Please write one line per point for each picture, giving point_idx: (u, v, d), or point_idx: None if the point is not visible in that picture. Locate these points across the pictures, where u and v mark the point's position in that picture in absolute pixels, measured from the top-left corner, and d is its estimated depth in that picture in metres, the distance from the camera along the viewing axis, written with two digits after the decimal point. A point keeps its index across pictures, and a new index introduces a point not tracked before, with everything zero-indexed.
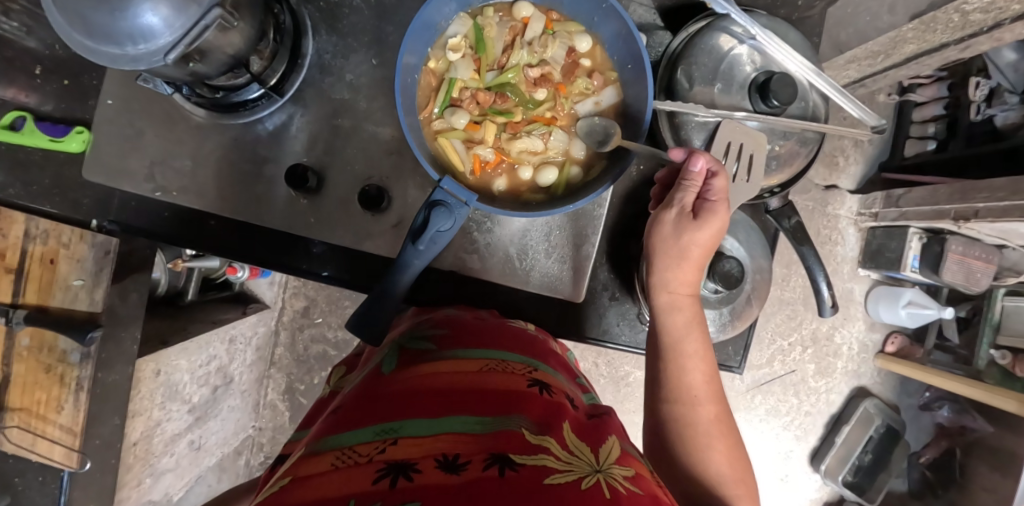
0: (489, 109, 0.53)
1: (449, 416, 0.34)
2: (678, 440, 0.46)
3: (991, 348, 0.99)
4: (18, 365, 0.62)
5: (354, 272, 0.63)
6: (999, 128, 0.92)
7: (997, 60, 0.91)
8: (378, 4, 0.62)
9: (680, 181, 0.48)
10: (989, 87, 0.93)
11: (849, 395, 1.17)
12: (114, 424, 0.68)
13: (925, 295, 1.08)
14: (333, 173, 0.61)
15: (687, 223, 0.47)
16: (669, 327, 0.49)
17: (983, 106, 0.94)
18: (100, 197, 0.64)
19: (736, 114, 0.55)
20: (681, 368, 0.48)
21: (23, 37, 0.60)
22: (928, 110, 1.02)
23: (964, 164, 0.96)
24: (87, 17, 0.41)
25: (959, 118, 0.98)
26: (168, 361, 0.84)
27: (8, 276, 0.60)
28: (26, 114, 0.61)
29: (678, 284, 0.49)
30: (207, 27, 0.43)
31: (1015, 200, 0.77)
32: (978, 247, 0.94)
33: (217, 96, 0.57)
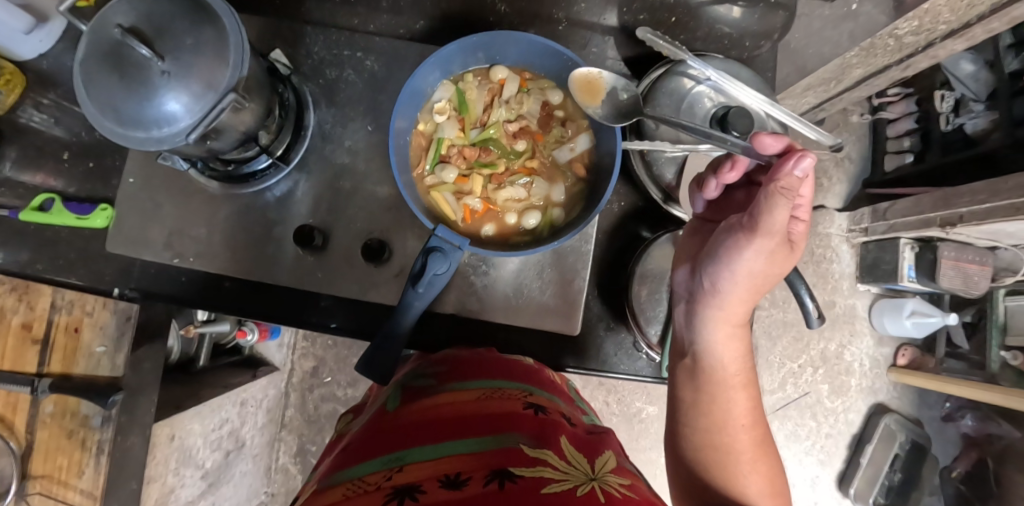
0: (475, 163, 0.58)
1: (451, 441, 0.36)
2: (716, 462, 0.49)
3: (1001, 350, 1.00)
4: (41, 430, 0.64)
5: (361, 321, 0.66)
6: (970, 135, 0.97)
7: (957, 72, 0.95)
8: (370, 76, 0.68)
9: (772, 196, 0.42)
10: (954, 99, 0.98)
11: (868, 412, 1.17)
12: (133, 489, 0.65)
13: (927, 303, 1.09)
14: (338, 231, 0.65)
15: (778, 251, 0.47)
16: (716, 354, 0.51)
17: (951, 116, 0.99)
18: (122, 268, 0.69)
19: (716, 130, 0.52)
20: (724, 394, 0.50)
21: (50, 127, 0.69)
22: (901, 126, 1.07)
23: (947, 172, 1.00)
24: (120, 108, 0.48)
25: (931, 129, 1.02)
26: (183, 426, 0.85)
27: (36, 346, 0.64)
28: (55, 196, 0.67)
29: (739, 314, 0.50)
30: (224, 110, 0.49)
31: (996, 200, 0.81)
32: (971, 250, 0.97)
33: (229, 169, 0.62)
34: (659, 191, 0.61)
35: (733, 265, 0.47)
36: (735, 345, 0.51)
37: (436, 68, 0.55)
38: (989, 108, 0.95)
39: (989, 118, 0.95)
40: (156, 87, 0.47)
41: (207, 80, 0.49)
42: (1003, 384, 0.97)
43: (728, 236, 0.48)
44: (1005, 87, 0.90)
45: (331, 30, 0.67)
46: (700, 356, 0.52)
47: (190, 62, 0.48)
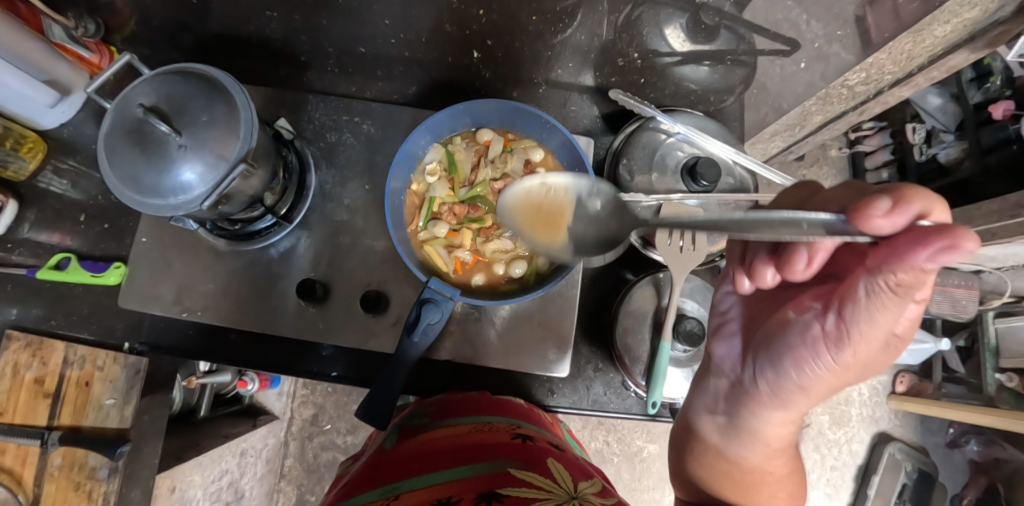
0: (464, 219, 0.63)
1: (443, 469, 0.39)
2: (734, 484, 0.59)
3: (996, 373, 1.02)
4: (49, 485, 0.65)
5: (361, 370, 0.69)
6: (943, 164, 0.99)
7: (925, 106, 0.99)
8: (367, 139, 0.73)
9: (887, 294, 0.39)
10: (925, 131, 1.01)
11: (872, 442, 1.18)
12: None
13: (921, 329, 1.10)
14: (338, 283, 0.69)
15: (880, 351, 0.43)
16: (763, 424, 0.55)
17: (924, 147, 1.02)
18: (132, 322, 0.73)
19: (772, 214, 0.35)
20: (754, 443, 0.57)
21: (69, 191, 0.75)
22: (877, 158, 1.13)
23: None
24: (139, 179, 0.52)
25: (907, 160, 1.06)
26: (184, 477, 0.87)
27: (46, 401, 0.66)
28: (70, 255, 0.71)
29: (800, 403, 0.51)
30: (234, 177, 0.54)
31: (974, 226, 0.83)
32: (955, 275, 0.99)
33: (236, 228, 0.67)
34: (636, 237, 0.66)
35: (805, 366, 0.47)
36: (786, 421, 0.54)
37: (426, 134, 0.60)
38: (959, 138, 0.97)
39: (960, 147, 0.97)
40: (173, 159, 0.52)
41: (220, 151, 0.54)
42: (1001, 407, 0.98)
43: (808, 336, 0.46)
44: (970, 118, 0.93)
45: (330, 97, 0.73)
46: (732, 415, 0.57)
47: (203, 135, 0.53)
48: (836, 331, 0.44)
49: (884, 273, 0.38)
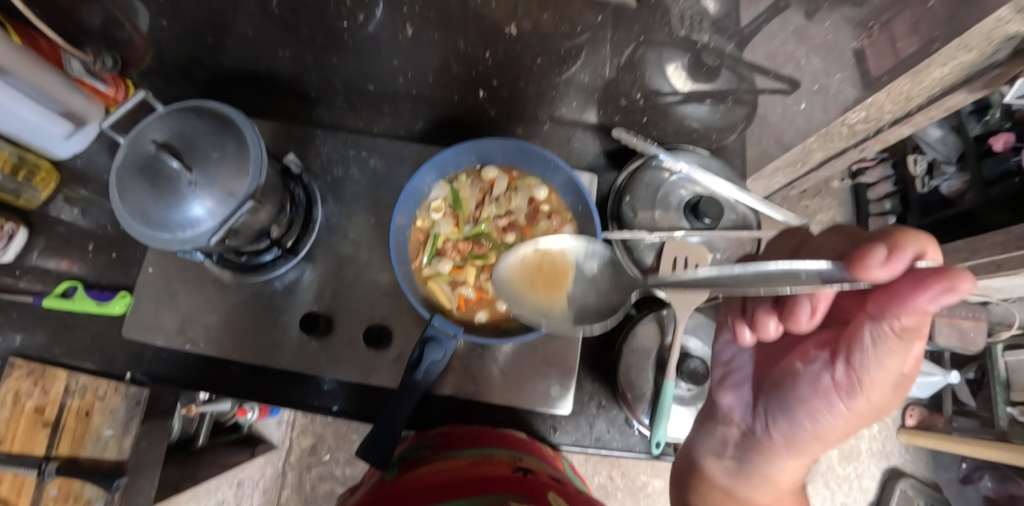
0: (468, 255, 0.63)
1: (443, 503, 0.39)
2: None
3: (1007, 406, 0.98)
4: None
5: (362, 405, 0.69)
6: (946, 196, 1.00)
7: (926, 138, 0.97)
8: (373, 173, 0.74)
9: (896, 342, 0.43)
10: (926, 163, 1.02)
11: (881, 478, 1.15)
12: None
13: (930, 361, 1.08)
14: (341, 317, 0.69)
15: (892, 391, 0.47)
16: (777, 466, 0.57)
17: (926, 179, 1.03)
18: (134, 353, 0.72)
19: (771, 267, 0.39)
20: (765, 485, 0.59)
21: (79, 220, 0.76)
22: (880, 189, 1.15)
23: (925, 231, 1.01)
24: (148, 213, 0.53)
25: (910, 191, 1.07)
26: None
27: (45, 430, 0.65)
28: (78, 284, 0.72)
29: (814, 442, 0.54)
30: (243, 212, 0.55)
31: (978, 258, 0.83)
32: (962, 307, 0.98)
33: (241, 260, 0.67)
34: (639, 275, 0.65)
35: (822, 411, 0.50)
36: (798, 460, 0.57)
37: (432, 171, 0.61)
38: (960, 171, 0.97)
39: (961, 180, 0.97)
40: (183, 195, 0.53)
41: (229, 187, 0.54)
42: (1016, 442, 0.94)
43: (821, 384, 0.49)
44: (971, 150, 0.92)
45: (338, 132, 0.75)
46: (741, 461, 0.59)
47: (214, 171, 0.54)
48: (846, 380, 0.47)
49: (888, 318, 0.42)
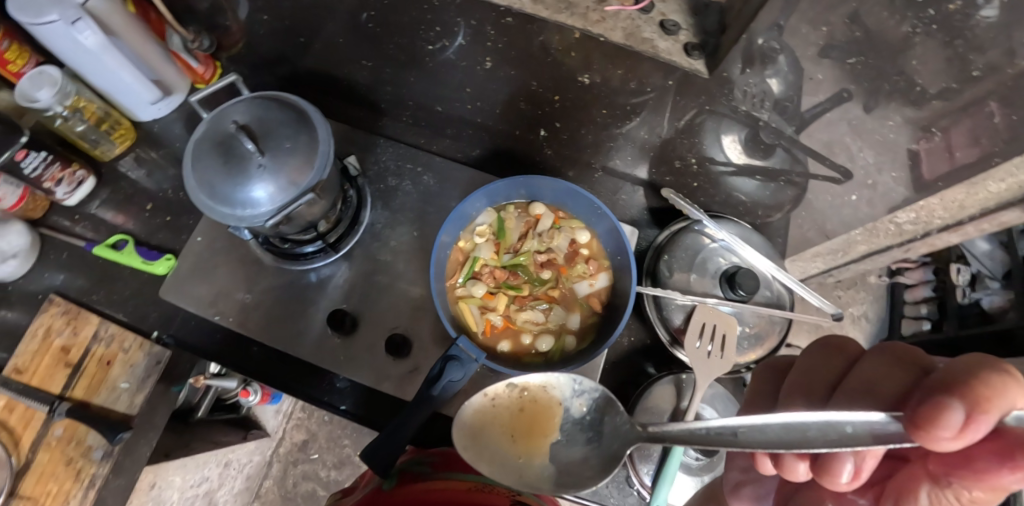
0: (502, 283, 0.64)
1: None
2: None
3: None
4: (42, 454, 0.65)
5: (370, 410, 0.69)
6: (987, 310, 0.96)
7: (974, 249, 0.97)
8: (424, 188, 0.77)
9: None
10: (970, 273, 1.00)
11: None
12: None
13: None
14: (366, 320, 0.71)
15: None
16: None
17: (967, 290, 1.01)
18: (166, 314, 0.75)
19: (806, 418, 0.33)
20: None
21: (146, 181, 0.81)
22: (918, 292, 1.09)
23: (963, 344, 0.98)
24: (216, 188, 0.57)
25: (947, 300, 1.03)
26: (165, 476, 0.89)
27: (66, 370, 0.68)
28: (129, 239, 0.76)
29: None
30: (299, 204, 0.58)
31: None
32: None
33: (284, 247, 0.71)
34: (665, 333, 0.65)
35: None
36: None
37: (482, 198, 0.63)
38: (1005, 287, 0.94)
39: (1006, 296, 0.94)
40: (250, 177, 0.56)
41: (293, 178, 0.58)
42: None
43: None
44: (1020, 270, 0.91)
45: (400, 144, 0.78)
46: None
47: (284, 160, 0.58)
48: None
49: (955, 485, 0.33)
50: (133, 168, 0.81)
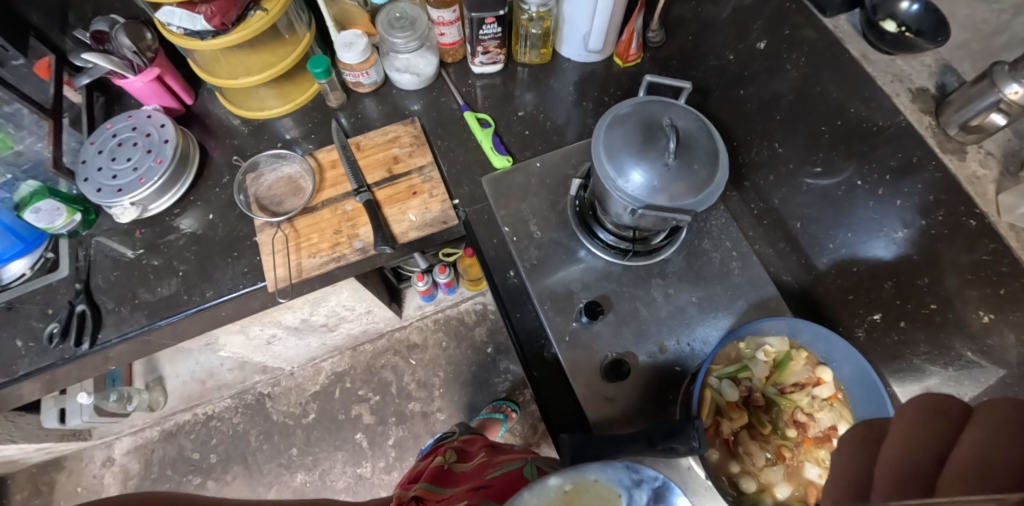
0: (748, 404, 0.66)
1: None
2: None
3: None
4: (328, 211, 0.84)
5: (551, 395, 0.73)
6: None
7: None
8: (722, 272, 0.80)
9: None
10: None
11: None
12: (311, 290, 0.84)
13: None
14: (605, 325, 0.75)
15: None
16: None
17: None
18: (475, 193, 0.85)
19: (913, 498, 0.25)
20: None
21: (533, 96, 0.93)
22: None
23: None
24: (619, 154, 0.65)
25: None
26: (339, 289, 1.07)
27: (388, 176, 0.85)
28: (493, 125, 0.89)
29: None
30: (674, 218, 0.66)
31: None
32: None
33: (587, 216, 0.80)
34: None
35: None
36: None
37: (788, 323, 0.65)
38: None
39: None
40: (649, 167, 0.64)
41: (673, 194, 0.64)
42: None
43: None
44: None
45: (732, 224, 0.83)
46: None
47: (683, 176, 0.64)
48: None
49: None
50: (527, 78, 0.94)
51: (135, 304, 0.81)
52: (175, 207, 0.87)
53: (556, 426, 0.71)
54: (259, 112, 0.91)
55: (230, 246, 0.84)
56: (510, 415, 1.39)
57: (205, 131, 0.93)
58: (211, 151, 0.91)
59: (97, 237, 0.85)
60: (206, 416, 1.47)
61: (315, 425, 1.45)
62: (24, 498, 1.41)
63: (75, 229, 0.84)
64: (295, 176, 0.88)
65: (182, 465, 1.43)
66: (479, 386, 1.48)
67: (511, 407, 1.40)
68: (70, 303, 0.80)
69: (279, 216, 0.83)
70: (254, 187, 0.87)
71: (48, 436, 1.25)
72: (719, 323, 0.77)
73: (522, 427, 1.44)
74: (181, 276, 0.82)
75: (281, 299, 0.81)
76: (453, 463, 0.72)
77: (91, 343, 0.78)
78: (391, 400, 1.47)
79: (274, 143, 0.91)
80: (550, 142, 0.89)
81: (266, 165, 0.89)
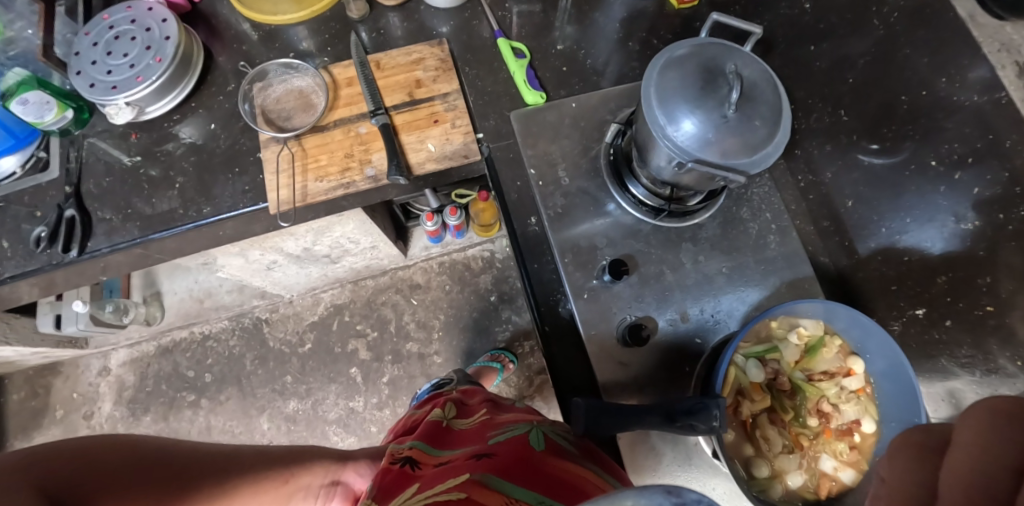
0: (772, 387, 0.63)
1: (545, 496, 0.45)
2: None
3: None
4: (340, 132, 0.77)
5: (562, 353, 0.69)
6: None
7: None
8: (758, 245, 0.74)
9: None
10: None
11: None
12: (315, 216, 0.78)
13: None
14: (627, 288, 0.70)
15: None
16: None
17: None
18: (500, 131, 0.78)
19: None
20: None
21: (574, 29, 0.84)
22: None
23: None
24: (674, 99, 0.58)
25: None
26: (345, 220, 1.02)
27: (408, 102, 0.78)
28: (528, 57, 0.80)
29: None
30: (724, 178, 0.60)
31: None
32: None
33: (621, 167, 0.73)
34: None
35: None
36: None
37: (823, 306, 0.59)
38: None
39: None
40: (703, 117, 0.56)
41: (726, 149, 0.57)
42: None
43: None
44: None
45: (776, 194, 0.76)
46: None
47: (740, 132, 0.57)
48: None
49: None
50: (570, 8, 0.85)
51: (128, 214, 0.75)
52: (175, 114, 0.80)
53: (564, 387, 0.68)
54: (271, 16, 0.82)
55: (231, 161, 0.77)
56: (507, 365, 1.38)
57: (211, 32, 0.84)
58: (217, 55, 0.83)
59: (90, 138, 0.79)
60: (203, 336, 1.45)
61: (311, 355, 1.44)
62: (21, 398, 1.42)
63: (67, 127, 0.77)
64: (306, 90, 0.80)
65: (176, 381, 1.43)
66: (479, 333, 1.45)
67: (508, 357, 1.39)
68: (59, 207, 0.74)
69: (286, 132, 0.76)
70: (261, 98, 0.80)
71: (43, 341, 1.24)
72: (747, 297, 0.72)
73: (518, 378, 1.43)
74: (178, 189, 0.77)
75: (283, 224, 0.76)
76: (452, 419, 0.69)
77: (80, 251, 0.73)
78: (389, 338, 1.45)
79: (286, 52, 0.83)
80: (589, 83, 0.81)
81: (276, 75, 0.82)
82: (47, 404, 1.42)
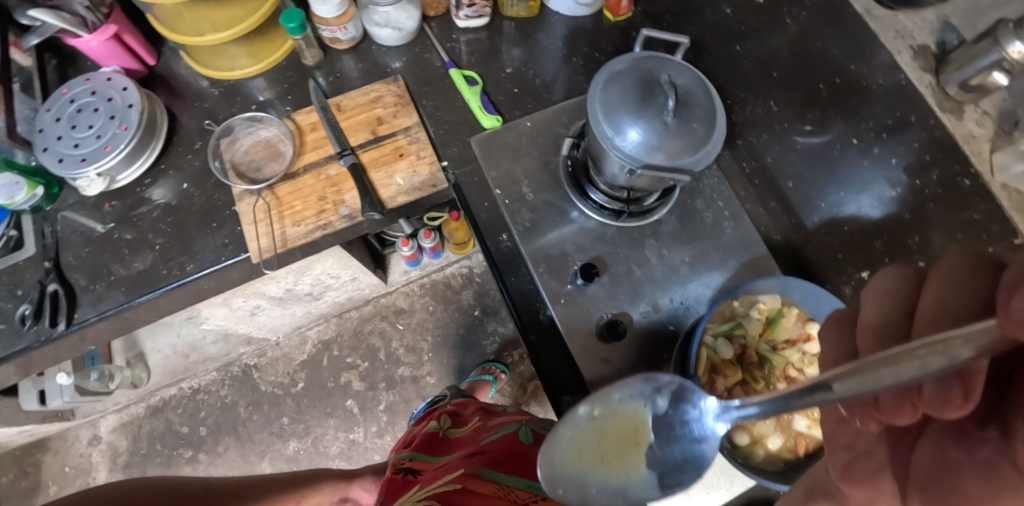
0: (743, 361, 0.69)
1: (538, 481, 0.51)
2: None
3: None
4: (310, 177, 0.80)
5: (548, 357, 0.73)
6: None
7: None
8: (715, 232, 0.80)
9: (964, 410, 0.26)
10: None
11: None
12: (296, 258, 0.81)
13: None
14: (601, 287, 0.75)
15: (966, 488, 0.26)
16: None
17: None
18: (463, 156, 0.82)
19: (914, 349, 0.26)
20: None
21: (521, 52, 0.89)
22: None
23: None
24: (618, 110, 0.63)
25: None
26: (322, 258, 1.04)
27: (373, 139, 0.81)
28: (480, 84, 0.85)
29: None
30: (672, 179, 0.65)
31: None
32: None
33: (579, 177, 0.79)
34: None
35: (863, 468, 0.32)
36: None
37: (779, 281, 0.66)
38: None
39: None
40: (645, 123, 0.62)
41: (671, 152, 0.63)
42: None
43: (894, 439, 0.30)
44: None
45: (724, 183, 0.82)
46: None
47: (680, 135, 0.62)
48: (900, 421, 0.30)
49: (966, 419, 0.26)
50: (514, 33, 0.90)
51: (111, 281, 0.77)
52: (146, 177, 0.81)
53: (554, 389, 0.72)
54: (229, 72, 0.85)
55: (208, 216, 0.80)
56: (500, 375, 1.41)
57: (170, 93, 0.86)
58: (179, 115, 0.85)
59: (63, 212, 0.79)
60: (192, 390, 1.44)
61: (305, 393, 1.45)
62: (8, 480, 1.38)
63: (38, 204, 0.78)
64: (273, 140, 0.84)
65: (171, 439, 1.42)
66: (468, 348, 1.49)
67: (500, 368, 1.42)
68: (41, 283, 0.75)
69: (259, 183, 0.79)
70: (230, 153, 0.83)
71: (29, 418, 1.22)
72: (711, 281, 0.78)
73: (511, 387, 1.47)
74: (157, 250, 0.78)
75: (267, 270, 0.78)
76: (448, 429, 0.73)
77: (67, 324, 0.74)
78: (380, 365, 1.47)
79: (248, 105, 0.86)
80: (541, 101, 0.86)
81: (242, 129, 0.85)
82: (38, 482, 1.38)
